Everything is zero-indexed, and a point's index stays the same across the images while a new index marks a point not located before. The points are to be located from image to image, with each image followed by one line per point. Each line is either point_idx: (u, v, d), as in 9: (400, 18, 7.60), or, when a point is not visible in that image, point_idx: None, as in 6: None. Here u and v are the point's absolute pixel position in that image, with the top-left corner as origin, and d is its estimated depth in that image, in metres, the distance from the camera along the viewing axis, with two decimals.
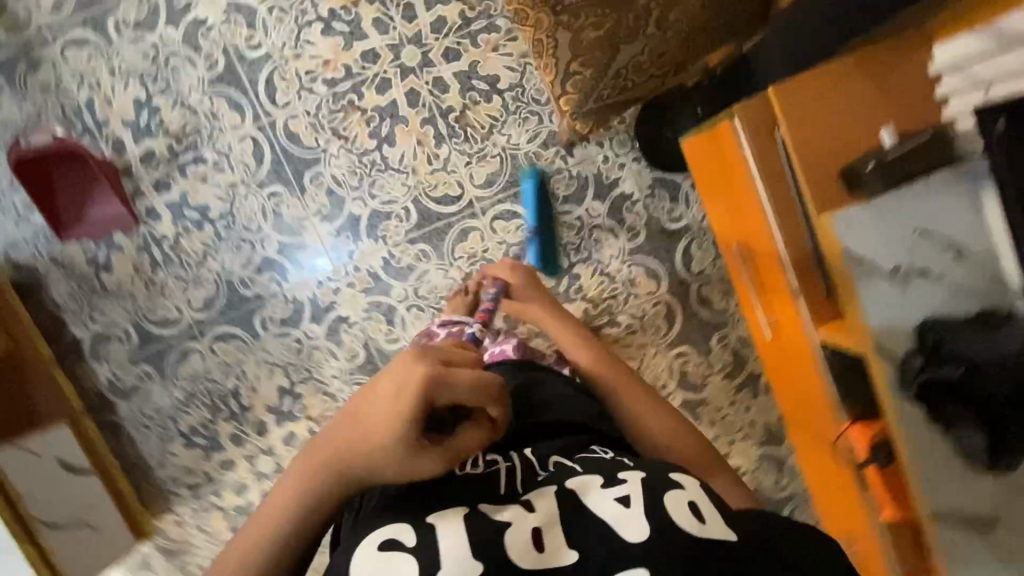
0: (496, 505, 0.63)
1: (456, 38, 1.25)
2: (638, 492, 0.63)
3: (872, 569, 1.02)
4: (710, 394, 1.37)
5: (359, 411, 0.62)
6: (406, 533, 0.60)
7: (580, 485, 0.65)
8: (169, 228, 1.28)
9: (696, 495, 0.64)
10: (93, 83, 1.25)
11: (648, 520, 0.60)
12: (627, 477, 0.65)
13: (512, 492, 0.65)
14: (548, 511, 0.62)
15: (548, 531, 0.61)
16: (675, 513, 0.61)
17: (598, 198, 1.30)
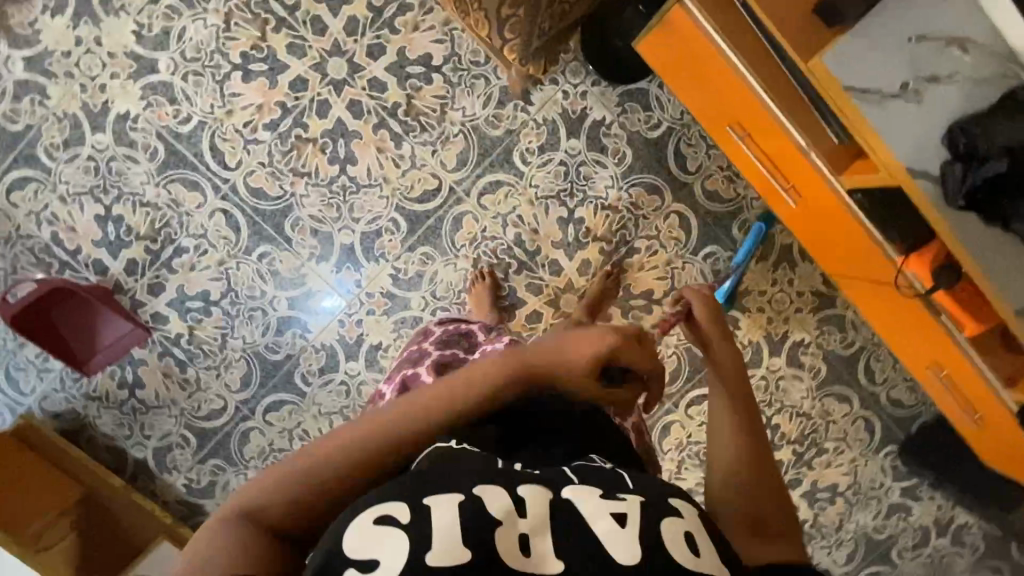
0: (490, 488, 0.48)
1: (374, 32, 1.19)
2: (637, 513, 0.49)
3: (971, 388, 0.99)
4: (750, 283, 1.34)
5: (545, 350, 0.60)
6: (402, 512, 0.45)
7: (577, 492, 0.50)
8: (180, 325, 1.27)
9: (694, 524, 0.51)
10: (50, 217, 1.22)
11: (641, 545, 0.47)
12: (628, 495, 0.51)
13: (512, 472, 0.51)
14: (540, 516, 0.48)
15: (538, 541, 0.47)
16: (666, 538, 0.49)
17: (573, 135, 1.25)
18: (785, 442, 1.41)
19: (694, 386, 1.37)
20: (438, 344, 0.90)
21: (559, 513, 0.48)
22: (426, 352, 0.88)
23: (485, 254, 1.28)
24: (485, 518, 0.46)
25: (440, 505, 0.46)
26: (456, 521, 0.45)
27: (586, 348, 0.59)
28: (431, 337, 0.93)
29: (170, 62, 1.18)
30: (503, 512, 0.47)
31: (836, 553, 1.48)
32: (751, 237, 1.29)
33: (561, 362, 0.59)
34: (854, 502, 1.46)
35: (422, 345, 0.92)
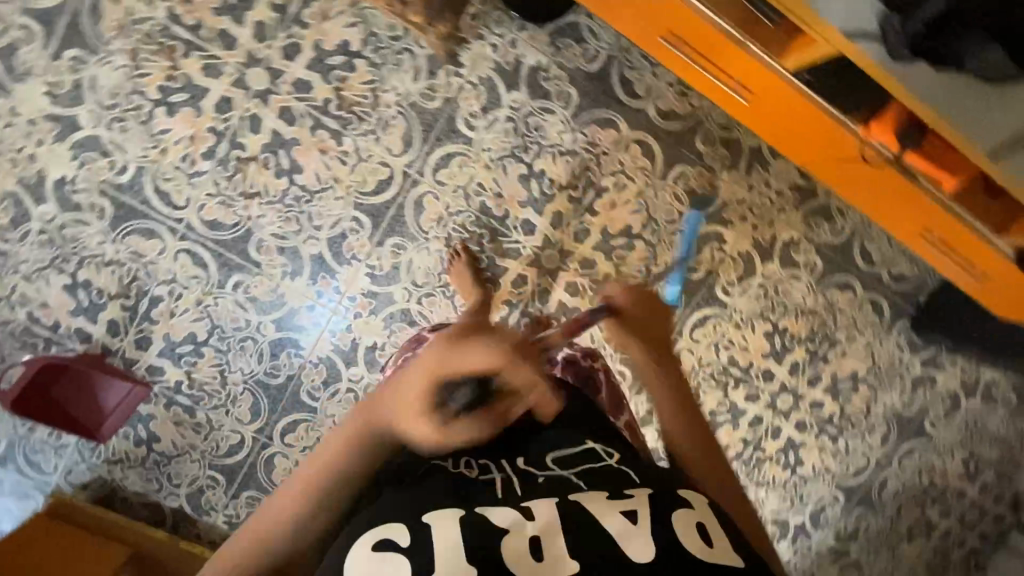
0: (494, 508, 0.63)
1: (285, 32, 1.15)
2: (643, 510, 0.65)
3: (965, 243, 0.97)
4: (727, 195, 1.30)
5: (396, 385, 0.70)
6: (403, 534, 0.59)
7: (584, 498, 0.66)
8: (177, 373, 1.27)
9: (704, 515, 0.67)
10: (20, 298, 1.21)
11: (653, 538, 0.62)
12: (634, 493, 0.68)
13: (512, 495, 0.66)
14: (551, 524, 0.62)
15: (547, 541, 0.61)
16: (682, 535, 0.63)
17: (513, 87, 1.20)
18: (796, 343, 1.40)
19: (694, 309, 1.35)
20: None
21: (574, 517, 0.63)
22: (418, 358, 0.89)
23: (455, 229, 1.25)
24: (485, 529, 0.60)
25: (442, 522, 0.60)
26: (459, 537, 0.59)
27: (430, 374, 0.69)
28: (423, 343, 0.94)
29: (90, 114, 1.14)
30: (509, 523, 0.62)
31: (871, 437, 1.48)
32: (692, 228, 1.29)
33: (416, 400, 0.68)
34: (877, 384, 1.45)
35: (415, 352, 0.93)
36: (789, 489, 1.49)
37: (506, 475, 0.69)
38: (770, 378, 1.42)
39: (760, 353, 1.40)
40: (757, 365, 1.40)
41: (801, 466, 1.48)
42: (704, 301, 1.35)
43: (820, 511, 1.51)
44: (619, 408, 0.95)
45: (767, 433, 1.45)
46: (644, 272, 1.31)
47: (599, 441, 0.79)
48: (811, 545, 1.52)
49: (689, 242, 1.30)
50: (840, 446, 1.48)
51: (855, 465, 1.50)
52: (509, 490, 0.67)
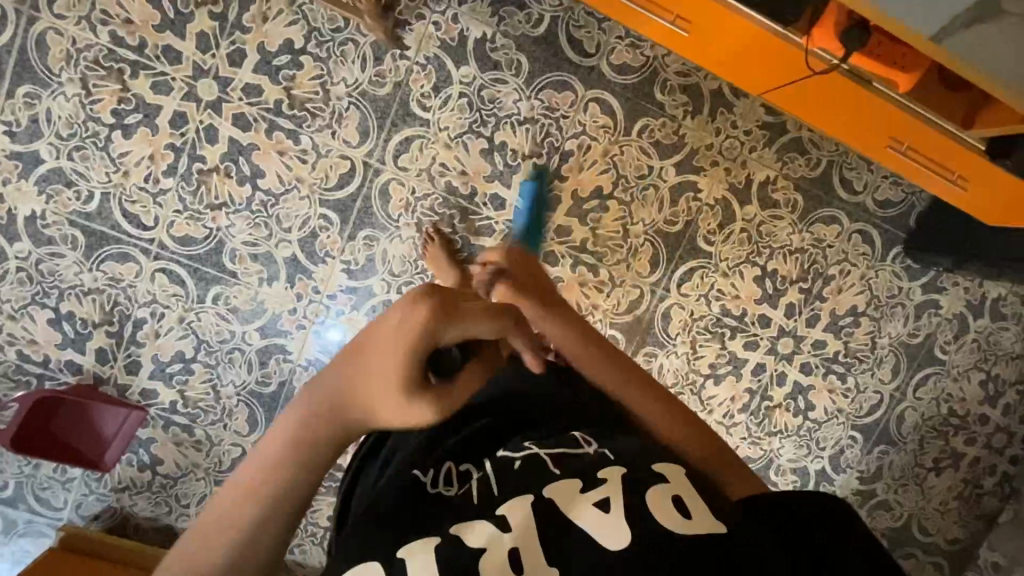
0: (467, 527, 0.56)
1: (227, 38, 1.15)
2: (619, 496, 0.56)
3: (932, 148, 0.95)
4: (694, 142, 1.28)
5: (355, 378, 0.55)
6: (379, 572, 0.53)
7: (560, 492, 0.58)
8: (170, 394, 1.28)
9: (679, 486, 0.59)
10: (7, 338, 1.22)
11: (629, 526, 0.54)
12: (607, 477, 0.58)
13: (489, 498, 0.58)
14: (528, 528, 0.55)
15: (525, 551, 0.54)
16: (653, 508, 0.55)
17: (462, 62, 1.19)
18: (788, 284, 1.37)
19: (679, 263, 1.33)
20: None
21: (548, 519, 0.56)
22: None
23: (425, 214, 1.25)
24: (464, 557, 0.53)
25: (418, 556, 0.53)
26: (436, 570, 0.52)
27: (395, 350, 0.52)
28: None
29: (49, 147, 1.15)
30: (485, 541, 0.54)
31: (880, 371, 1.44)
32: (527, 197, 1.23)
33: (382, 382, 0.53)
34: (879, 316, 1.41)
35: None
36: (803, 435, 1.46)
37: (483, 474, 0.61)
38: (767, 324, 1.38)
39: (753, 299, 1.37)
40: (751, 312, 1.37)
41: (813, 410, 1.45)
42: (688, 254, 1.33)
43: (839, 453, 1.48)
44: None
45: (772, 381, 1.42)
46: (621, 232, 1.30)
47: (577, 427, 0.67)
48: (836, 489, 1.50)
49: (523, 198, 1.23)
50: (850, 384, 1.44)
51: (868, 402, 1.46)
52: (485, 492, 0.59)
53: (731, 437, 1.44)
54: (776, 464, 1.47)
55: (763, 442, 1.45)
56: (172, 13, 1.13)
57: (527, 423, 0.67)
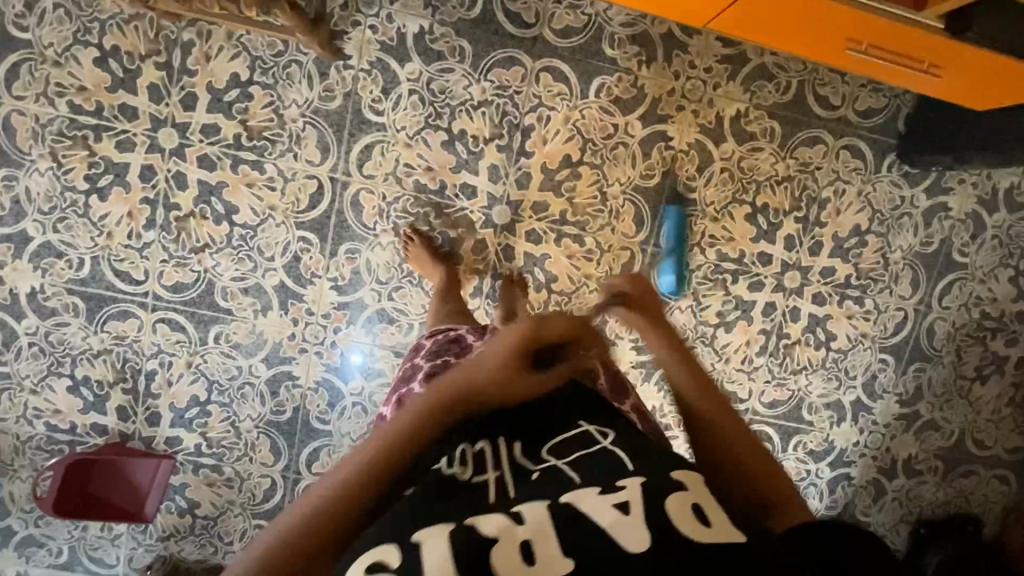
0: (482, 515, 0.49)
1: (177, 85, 1.17)
2: (639, 500, 0.49)
3: (892, 39, 0.91)
4: (655, 90, 1.24)
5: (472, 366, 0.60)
6: (392, 555, 0.45)
7: (576, 497, 0.50)
8: (193, 437, 1.31)
9: (702, 494, 0.51)
10: (34, 412, 1.27)
11: (649, 530, 0.46)
12: (627, 483, 0.52)
13: (504, 499, 0.51)
14: (544, 528, 0.48)
15: (540, 550, 0.46)
16: (673, 515, 0.48)
17: (406, 60, 1.19)
18: (782, 216, 1.32)
19: (664, 217, 1.29)
20: (430, 357, 0.92)
21: (563, 520, 0.48)
22: (417, 367, 0.90)
23: (400, 217, 1.25)
24: (478, 539, 0.46)
25: (430, 539, 0.46)
26: (449, 550, 0.45)
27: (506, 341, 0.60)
28: (423, 351, 0.95)
29: (34, 223, 1.19)
30: (498, 531, 0.47)
31: (899, 287, 1.38)
32: (675, 225, 1.27)
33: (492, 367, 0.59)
34: (886, 231, 1.35)
35: (415, 361, 0.94)
36: (830, 368, 1.40)
37: (498, 475, 0.54)
38: (768, 261, 1.33)
39: (748, 239, 1.32)
40: (750, 252, 1.32)
41: (835, 341, 1.39)
42: (672, 205, 1.29)
43: (871, 380, 1.42)
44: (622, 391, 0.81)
45: (785, 318, 1.36)
46: (598, 196, 1.27)
47: (593, 420, 0.62)
48: (875, 417, 1.44)
49: (673, 226, 1.27)
50: (869, 306, 1.38)
51: (892, 322, 1.40)
52: (502, 492, 0.52)
53: (754, 383, 1.39)
54: (807, 402, 1.41)
55: (789, 382, 1.40)
56: (121, 72, 1.15)
57: (549, 413, 0.63)
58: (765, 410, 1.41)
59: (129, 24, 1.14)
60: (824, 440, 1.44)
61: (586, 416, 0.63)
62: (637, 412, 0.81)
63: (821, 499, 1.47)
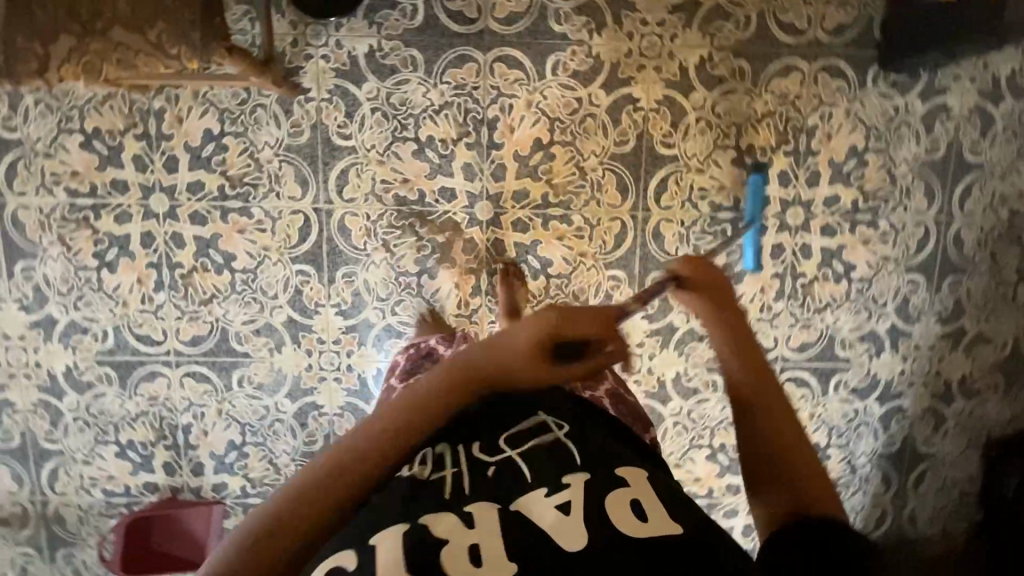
0: (439, 515, 0.64)
1: (157, 151, 1.22)
2: (580, 501, 0.65)
3: None
4: (612, 56, 1.22)
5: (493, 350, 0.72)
6: (349, 559, 0.60)
7: (525, 502, 0.66)
8: (237, 480, 1.36)
9: (640, 491, 0.67)
10: (92, 481, 1.35)
11: (586, 530, 0.62)
12: (573, 480, 0.68)
13: (459, 496, 0.67)
14: (490, 527, 0.63)
15: (486, 547, 0.61)
16: (612, 515, 0.64)
17: (362, 81, 1.21)
18: (771, 152, 1.27)
19: (648, 179, 1.26)
20: (405, 375, 1.10)
21: (513, 519, 0.64)
22: (393, 387, 1.08)
23: (387, 233, 1.27)
24: (429, 544, 0.61)
25: (387, 539, 0.62)
26: (403, 550, 0.60)
27: (534, 331, 0.71)
28: (399, 369, 1.13)
29: (58, 305, 1.27)
30: (449, 535, 0.62)
31: (913, 202, 1.30)
32: (755, 196, 1.24)
33: (511, 349, 0.72)
34: (884, 146, 1.28)
35: (391, 380, 1.13)
36: (856, 299, 1.33)
37: (455, 471, 0.70)
38: (765, 202, 1.28)
39: (740, 183, 1.27)
40: (745, 196, 1.28)
41: (856, 270, 1.32)
42: (653, 166, 1.26)
43: (903, 303, 1.34)
44: (596, 378, 0.97)
45: (797, 257, 1.31)
46: (577, 172, 1.25)
47: (552, 412, 0.78)
48: (917, 342, 1.36)
49: (755, 200, 1.24)
50: (884, 228, 1.31)
51: (914, 239, 1.32)
52: (458, 489, 0.67)
53: (778, 330, 1.34)
54: (839, 339, 1.35)
55: (816, 321, 1.34)
56: (106, 150, 1.22)
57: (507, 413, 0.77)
58: (796, 356, 1.35)
59: (104, 104, 1.20)
60: (867, 375, 1.36)
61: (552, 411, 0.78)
62: (610, 395, 0.97)
63: (877, 437, 1.39)
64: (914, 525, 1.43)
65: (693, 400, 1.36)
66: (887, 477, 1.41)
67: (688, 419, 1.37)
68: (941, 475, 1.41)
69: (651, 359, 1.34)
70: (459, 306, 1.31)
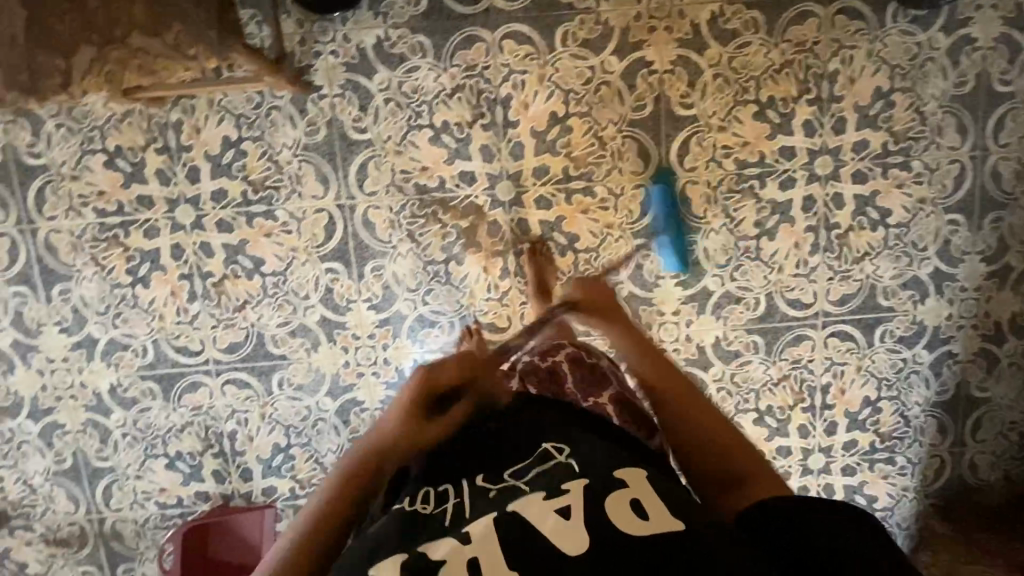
0: (435, 539, 0.60)
1: (179, 163, 1.23)
2: (579, 504, 0.60)
3: None
4: (621, 21, 1.20)
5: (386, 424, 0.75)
6: None
7: (525, 507, 0.61)
8: (286, 483, 1.37)
9: (640, 490, 0.62)
10: (145, 495, 1.37)
11: (585, 531, 0.57)
12: (571, 486, 0.63)
13: (461, 518, 0.62)
14: (492, 541, 0.58)
15: (485, 559, 0.57)
16: (613, 515, 0.59)
17: (372, 72, 1.21)
18: (793, 103, 1.23)
19: (669, 142, 1.24)
20: None
21: (510, 532, 0.59)
22: None
23: (411, 223, 1.27)
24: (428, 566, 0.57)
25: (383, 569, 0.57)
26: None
27: (417, 394, 0.76)
28: None
29: (97, 325, 1.29)
30: (445, 555, 0.58)
31: (945, 139, 1.26)
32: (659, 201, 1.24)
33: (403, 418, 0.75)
34: (911, 85, 1.24)
35: None
36: (895, 245, 1.29)
37: (458, 501, 0.65)
38: (792, 155, 1.25)
39: (765, 137, 1.24)
40: (769, 151, 1.25)
41: (891, 215, 1.28)
42: (673, 128, 1.24)
43: (944, 246, 1.30)
44: (598, 385, 0.93)
45: (829, 207, 1.27)
46: (596, 142, 1.24)
47: (553, 430, 0.73)
48: (962, 284, 1.31)
49: (658, 204, 1.24)
50: (918, 169, 1.27)
51: (950, 178, 1.28)
52: (459, 515, 0.63)
53: (817, 285, 1.31)
54: (880, 289, 1.31)
55: (854, 271, 1.30)
56: (129, 166, 1.23)
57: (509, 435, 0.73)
58: (836, 309, 1.32)
59: (123, 122, 1.22)
60: (913, 323, 1.33)
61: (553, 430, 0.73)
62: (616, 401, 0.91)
63: (928, 385, 1.36)
64: (975, 473, 1.39)
65: (735, 363, 1.34)
66: (942, 425, 1.37)
67: (731, 383, 1.35)
68: (999, 420, 1.37)
69: (688, 326, 1.32)
70: (489, 290, 1.30)
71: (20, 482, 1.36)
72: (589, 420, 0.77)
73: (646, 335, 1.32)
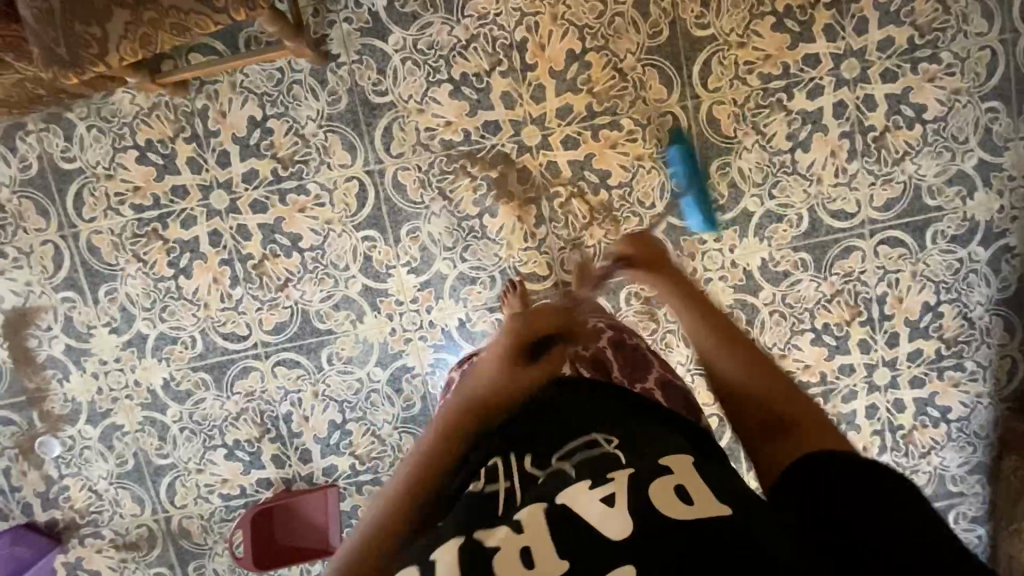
0: (490, 527, 0.54)
1: (208, 149, 1.25)
2: (626, 491, 0.53)
3: None
4: None
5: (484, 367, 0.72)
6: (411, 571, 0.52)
7: (572, 496, 0.55)
8: (346, 460, 1.36)
9: (686, 477, 0.55)
10: (208, 488, 1.37)
11: (632, 518, 0.51)
12: (616, 474, 0.56)
13: (511, 506, 0.57)
14: (540, 529, 0.52)
15: (536, 548, 0.51)
16: (657, 502, 0.52)
17: (387, 34, 1.22)
18: (811, 9, 1.22)
19: (690, 66, 1.23)
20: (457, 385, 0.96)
21: (560, 517, 0.53)
22: None
23: (441, 180, 1.26)
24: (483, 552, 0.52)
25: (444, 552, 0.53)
26: (456, 561, 0.51)
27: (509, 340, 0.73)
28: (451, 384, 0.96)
29: (145, 320, 1.30)
30: (499, 541, 0.52)
31: (973, 25, 1.23)
32: (676, 159, 1.24)
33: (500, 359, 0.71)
34: None
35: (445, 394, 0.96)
36: (934, 141, 1.26)
37: (507, 486, 0.60)
38: (816, 62, 1.23)
39: (786, 48, 1.23)
40: (793, 61, 1.23)
41: (927, 111, 1.25)
42: (692, 51, 1.23)
43: (986, 135, 1.26)
44: (642, 370, 0.88)
45: (861, 111, 1.25)
46: (617, 75, 1.23)
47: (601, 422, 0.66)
48: (1011, 173, 1.27)
49: (677, 163, 1.24)
50: (949, 60, 1.23)
51: (982, 65, 1.24)
52: (509, 503, 0.57)
53: (859, 192, 1.28)
54: (925, 188, 1.27)
55: (895, 173, 1.27)
56: (161, 159, 1.25)
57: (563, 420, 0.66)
58: (882, 215, 1.28)
59: (151, 116, 1.24)
60: (964, 220, 1.28)
61: (594, 423, 0.66)
62: (660, 385, 0.87)
63: (989, 284, 1.30)
64: None
65: (785, 284, 1.30)
66: (1010, 324, 1.32)
67: (784, 305, 1.31)
68: None
69: (732, 252, 1.29)
70: (526, 239, 1.28)
71: (86, 489, 1.37)
72: (621, 408, 0.68)
73: (691, 266, 1.30)
